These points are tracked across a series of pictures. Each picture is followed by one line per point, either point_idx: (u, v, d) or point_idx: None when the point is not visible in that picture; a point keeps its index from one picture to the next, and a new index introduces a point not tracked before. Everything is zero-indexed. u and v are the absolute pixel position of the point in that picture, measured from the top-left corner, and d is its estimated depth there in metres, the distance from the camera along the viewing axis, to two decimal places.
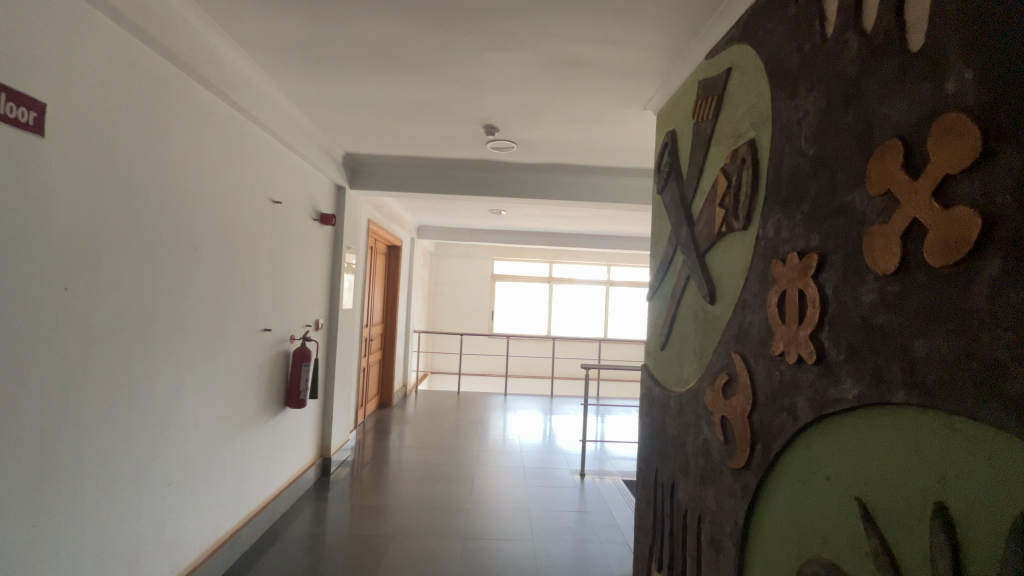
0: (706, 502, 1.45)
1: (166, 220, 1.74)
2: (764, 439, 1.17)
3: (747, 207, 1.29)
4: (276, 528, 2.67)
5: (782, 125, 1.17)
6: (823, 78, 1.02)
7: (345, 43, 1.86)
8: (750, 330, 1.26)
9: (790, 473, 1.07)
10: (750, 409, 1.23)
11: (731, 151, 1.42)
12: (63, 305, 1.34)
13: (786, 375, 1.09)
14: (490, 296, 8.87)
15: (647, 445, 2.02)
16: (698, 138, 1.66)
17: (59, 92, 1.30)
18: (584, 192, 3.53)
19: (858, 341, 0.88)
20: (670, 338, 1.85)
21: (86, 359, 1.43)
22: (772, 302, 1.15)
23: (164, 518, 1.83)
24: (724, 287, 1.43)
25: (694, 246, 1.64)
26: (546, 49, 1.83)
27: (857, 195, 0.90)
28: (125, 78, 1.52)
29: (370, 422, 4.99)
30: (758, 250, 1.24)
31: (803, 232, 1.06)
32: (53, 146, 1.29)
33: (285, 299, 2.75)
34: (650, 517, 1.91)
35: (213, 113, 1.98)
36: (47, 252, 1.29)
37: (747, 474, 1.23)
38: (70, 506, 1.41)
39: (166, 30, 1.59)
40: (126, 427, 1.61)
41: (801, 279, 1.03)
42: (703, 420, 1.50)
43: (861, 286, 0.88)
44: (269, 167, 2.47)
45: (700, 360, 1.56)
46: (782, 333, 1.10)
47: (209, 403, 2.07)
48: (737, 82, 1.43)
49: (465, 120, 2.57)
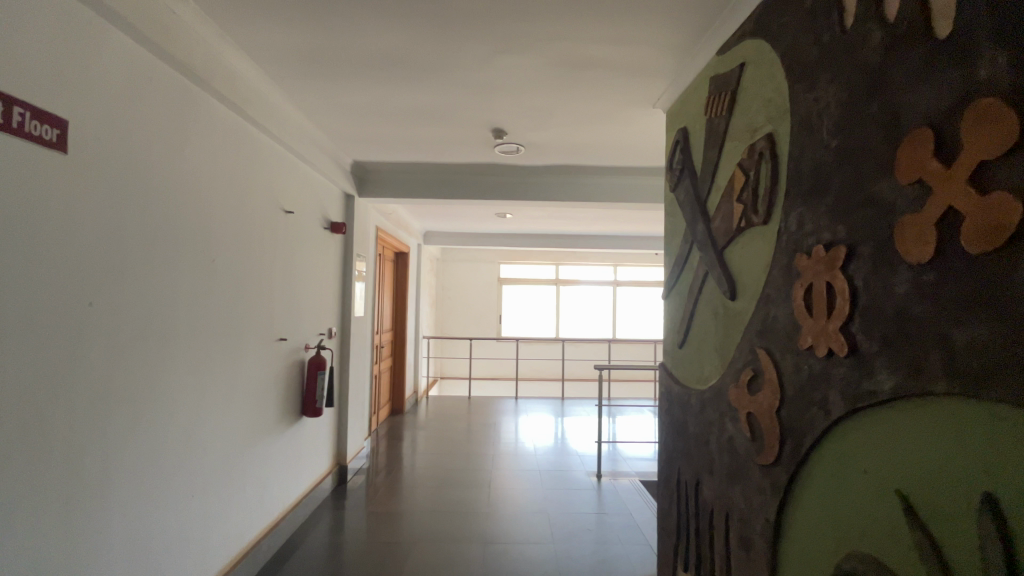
0: (734, 500, 1.44)
1: (185, 234, 1.76)
2: (793, 435, 1.16)
3: (767, 202, 1.28)
4: (297, 537, 2.68)
5: (800, 118, 1.17)
6: (844, 70, 1.02)
7: (355, 52, 1.88)
8: (775, 324, 1.25)
9: (822, 467, 1.06)
10: (778, 404, 1.22)
11: (746, 146, 1.41)
12: (89, 320, 1.36)
13: (815, 368, 1.09)
14: (497, 300, 8.86)
15: (668, 444, 2.01)
16: (711, 137, 1.66)
17: (78, 109, 1.32)
18: (592, 193, 3.52)
19: (892, 332, 0.88)
20: (689, 336, 1.84)
21: (112, 371, 1.45)
22: (798, 296, 1.14)
23: (188, 530, 1.84)
24: (745, 282, 1.42)
25: (710, 242, 1.64)
26: (554, 52, 1.85)
27: (885, 185, 0.90)
28: (143, 96, 1.55)
29: (383, 429, 4.99)
30: (780, 244, 1.23)
31: (828, 224, 1.05)
32: (75, 161, 1.31)
33: (300, 308, 2.76)
34: (674, 516, 1.90)
35: (225, 126, 2.00)
36: (72, 266, 1.31)
37: (777, 470, 1.22)
38: (99, 519, 1.43)
39: (181, 46, 1.62)
40: (150, 440, 1.62)
41: (829, 272, 1.02)
42: (728, 417, 1.48)
43: (894, 277, 0.87)
44: (281, 178, 2.49)
45: (722, 356, 1.55)
46: (810, 327, 1.09)
47: (229, 414, 2.08)
48: (751, 76, 1.42)
49: (474, 124, 2.58)
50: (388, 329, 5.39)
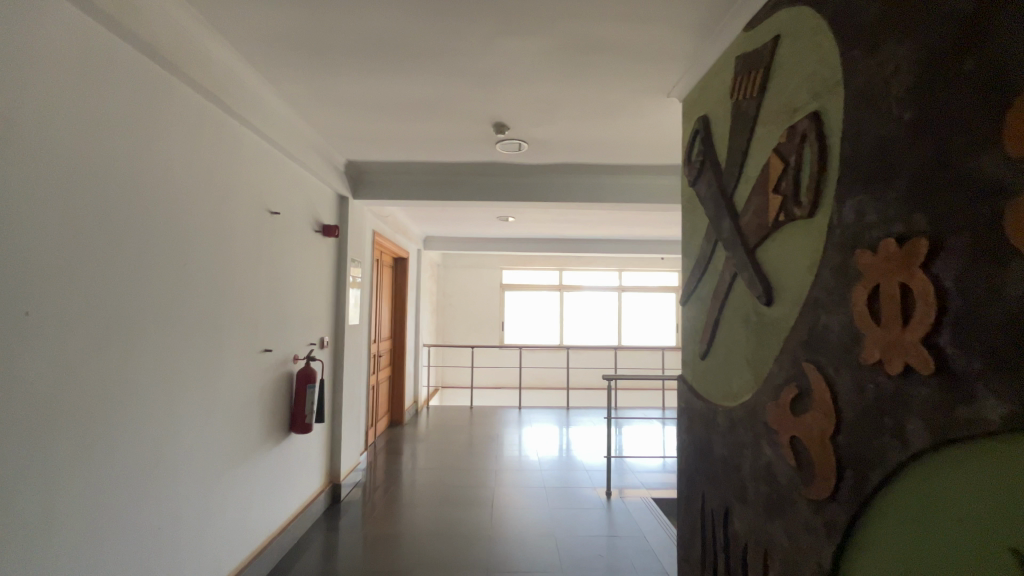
0: (775, 537, 1.24)
1: (151, 236, 1.58)
2: (855, 467, 0.97)
3: (813, 191, 1.10)
4: (284, 564, 2.48)
5: (857, 90, 0.99)
6: (918, 26, 0.84)
7: (341, 34, 1.71)
8: (826, 334, 1.06)
9: (897, 508, 0.87)
10: (832, 429, 1.03)
11: (785, 128, 1.23)
12: (22, 331, 1.17)
13: (885, 387, 0.90)
14: (500, 306, 8.67)
15: (689, 465, 1.81)
16: (738, 123, 1.48)
17: (11, 87, 1.14)
18: (599, 193, 3.34)
19: (1001, 346, 0.69)
20: (713, 347, 1.65)
21: (57, 390, 1.26)
22: (858, 301, 0.95)
23: (156, 565, 1.64)
24: (784, 285, 1.23)
25: (739, 240, 1.45)
26: (560, 33, 1.67)
27: (986, 161, 0.72)
28: (100, 79, 1.37)
29: (382, 442, 4.79)
30: (832, 239, 1.04)
31: (900, 214, 0.87)
32: (5, 147, 1.13)
33: (288, 316, 2.58)
34: (698, 548, 1.70)
35: (201, 117, 1.83)
36: (4, 269, 1.12)
37: (834, 508, 1.02)
38: (41, 562, 1.23)
39: (146, 25, 1.45)
40: (108, 466, 1.43)
41: (903, 271, 0.84)
42: (766, 439, 1.29)
43: (1003, 277, 0.69)
44: (266, 175, 2.31)
45: (756, 370, 1.36)
46: (876, 338, 0.90)
47: (205, 434, 1.89)
48: (788, 50, 1.25)
49: (474, 118, 2.41)
50: (386, 338, 5.21)
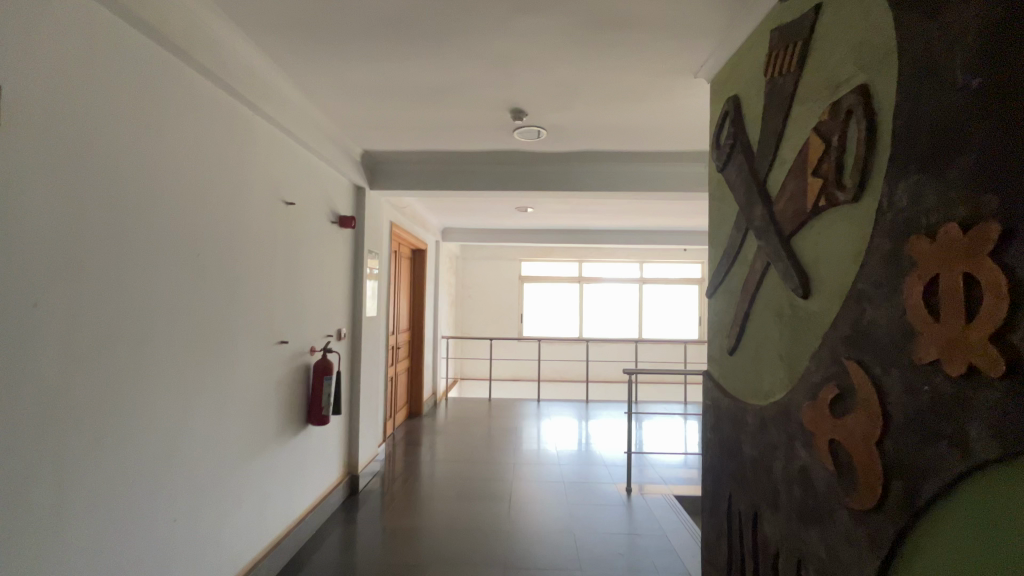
0: (810, 546, 1.16)
1: (163, 226, 1.56)
2: (904, 476, 0.88)
3: (859, 173, 1.00)
4: (302, 555, 2.49)
5: (913, 58, 0.89)
6: None
7: (353, 16, 1.65)
8: (872, 330, 0.97)
9: (958, 524, 0.79)
10: (878, 434, 0.94)
11: (827, 106, 1.13)
12: (32, 323, 1.15)
13: (943, 390, 0.81)
14: (519, 298, 8.61)
15: (715, 465, 1.73)
16: (773, 103, 1.38)
17: (17, 73, 1.11)
18: (620, 182, 3.24)
19: None
20: (742, 342, 1.56)
21: (70, 382, 1.26)
22: (911, 293, 0.86)
23: (173, 556, 1.64)
24: (823, 276, 1.14)
25: (772, 229, 1.35)
26: (579, 10, 1.58)
27: None
28: (109, 66, 1.35)
29: (400, 433, 4.81)
30: (881, 226, 0.95)
31: (965, 195, 0.77)
32: (12, 135, 1.10)
33: (304, 308, 2.57)
34: (723, 552, 1.62)
35: (214, 105, 1.80)
36: (13, 259, 1.11)
37: (879, 520, 0.94)
38: (56, 553, 1.23)
39: (155, 10, 1.42)
40: (123, 458, 1.43)
41: (968, 260, 0.75)
42: (801, 442, 1.20)
43: None
44: (281, 165, 2.29)
45: (790, 368, 1.27)
46: (932, 335, 0.81)
47: (221, 425, 1.89)
48: (831, 19, 1.14)
49: (490, 104, 2.34)
50: (404, 329, 5.21)
